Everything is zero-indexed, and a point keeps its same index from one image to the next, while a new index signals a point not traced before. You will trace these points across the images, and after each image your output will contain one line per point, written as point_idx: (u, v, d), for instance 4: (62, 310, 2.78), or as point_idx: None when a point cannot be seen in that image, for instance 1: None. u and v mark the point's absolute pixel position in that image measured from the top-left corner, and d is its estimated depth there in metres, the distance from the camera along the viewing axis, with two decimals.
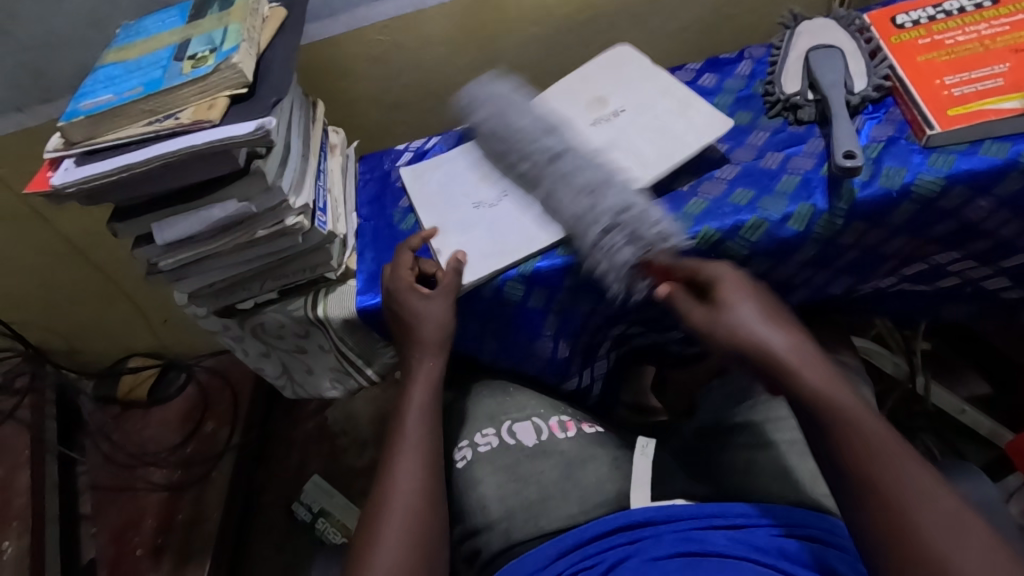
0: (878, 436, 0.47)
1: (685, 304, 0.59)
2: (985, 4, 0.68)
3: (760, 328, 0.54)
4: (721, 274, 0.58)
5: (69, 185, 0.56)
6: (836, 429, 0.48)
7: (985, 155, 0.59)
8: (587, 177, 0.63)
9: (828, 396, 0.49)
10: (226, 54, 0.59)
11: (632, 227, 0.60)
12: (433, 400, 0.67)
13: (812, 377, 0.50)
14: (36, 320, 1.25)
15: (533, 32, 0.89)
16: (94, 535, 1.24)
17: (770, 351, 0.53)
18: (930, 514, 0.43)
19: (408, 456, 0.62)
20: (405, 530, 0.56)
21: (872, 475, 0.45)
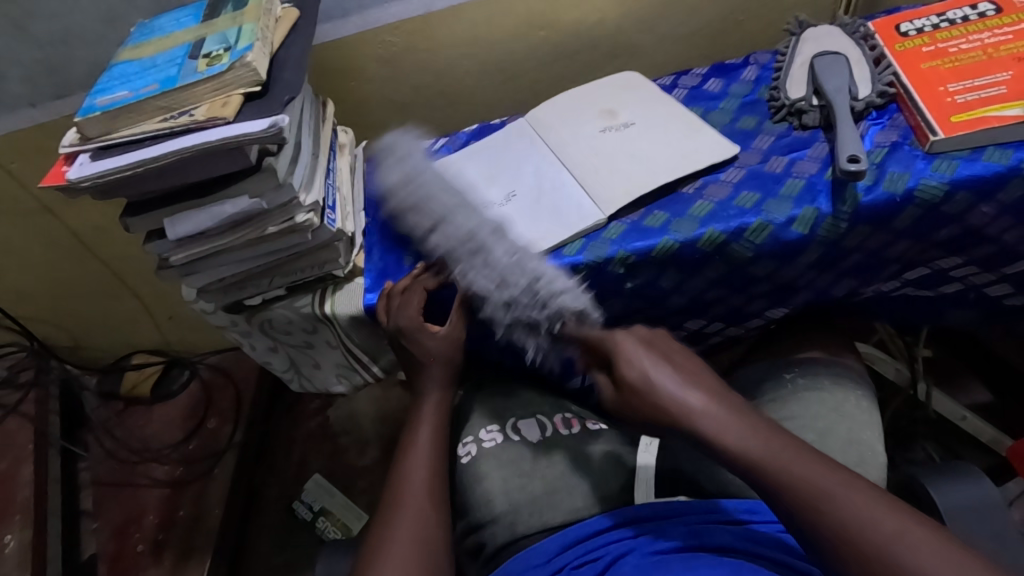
0: (809, 470, 0.49)
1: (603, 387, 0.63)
2: (989, 13, 0.69)
3: (675, 391, 0.57)
4: (619, 343, 0.62)
5: (84, 179, 0.57)
6: (769, 476, 0.50)
7: (988, 161, 0.60)
8: (497, 263, 0.67)
9: (747, 447, 0.52)
10: (240, 52, 0.60)
11: (525, 304, 0.66)
12: (443, 405, 0.72)
13: (729, 436, 0.53)
14: (42, 315, 1.26)
15: (541, 36, 0.90)
16: (95, 530, 1.24)
17: (690, 417, 0.55)
18: (882, 533, 0.45)
19: (420, 455, 0.67)
20: (418, 521, 0.61)
21: (814, 507, 0.48)
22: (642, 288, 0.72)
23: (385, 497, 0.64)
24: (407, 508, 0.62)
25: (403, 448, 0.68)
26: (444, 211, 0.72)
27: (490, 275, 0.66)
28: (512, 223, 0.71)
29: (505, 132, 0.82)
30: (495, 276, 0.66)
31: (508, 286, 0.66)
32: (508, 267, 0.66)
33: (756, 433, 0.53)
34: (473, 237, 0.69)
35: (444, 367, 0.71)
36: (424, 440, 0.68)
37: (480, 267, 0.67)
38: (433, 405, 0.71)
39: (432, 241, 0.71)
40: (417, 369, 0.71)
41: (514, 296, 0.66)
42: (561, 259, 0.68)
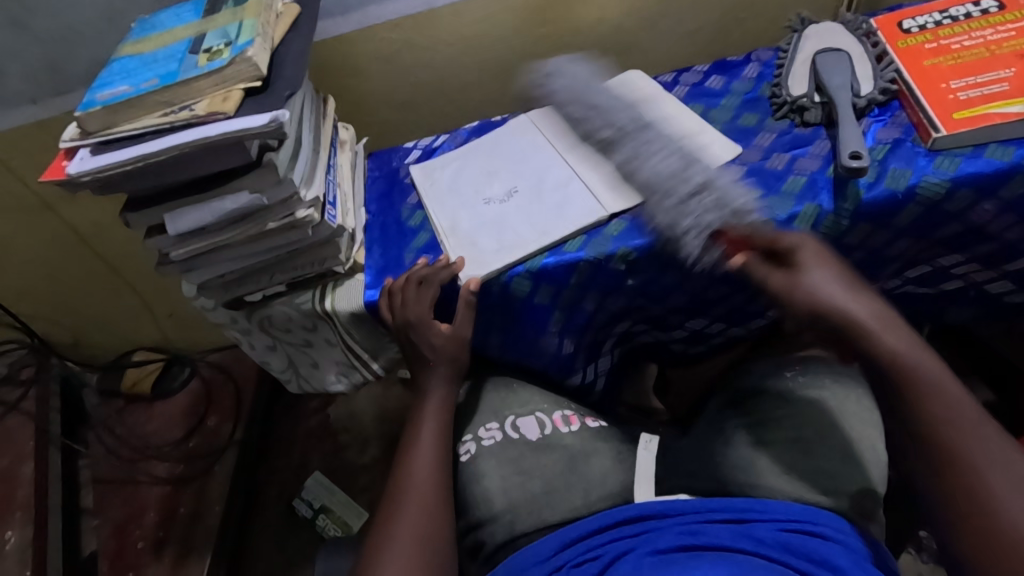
0: (962, 408, 0.51)
1: (765, 272, 0.59)
2: (991, 10, 0.69)
3: (839, 296, 0.55)
4: (802, 241, 0.59)
5: (85, 173, 0.57)
6: (917, 397, 0.52)
7: (989, 159, 0.60)
8: (676, 150, 0.67)
9: (907, 354, 0.53)
10: (241, 47, 0.60)
11: (716, 195, 0.61)
12: (446, 403, 0.71)
13: (895, 344, 0.53)
14: (43, 312, 1.26)
15: (542, 33, 0.90)
16: (96, 528, 1.24)
17: (846, 311, 0.55)
18: (1004, 479, 0.48)
19: (422, 452, 0.66)
20: (418, 520, 0.61)
21: (944, 433, 0.50)
22: (643, 286, 0.72)
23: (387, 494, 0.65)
24: (407, 507, 0.62)
25: (405, 445, 0.68)
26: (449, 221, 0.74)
27: (663, 159, 0.65)
28: (513, 219, 0.71)
29: (507, 129, 0.82)
30: (670, 160, 0.65)
31: (689, 167, 0.64)
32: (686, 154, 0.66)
33: (910, 344, 0.53)
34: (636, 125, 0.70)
35: (449, 366, 0.70)
36: (428, 436, 0.68)
37: (656, 148, 0.67)
38: (435, 402, 0.70)
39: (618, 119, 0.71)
40: (420, 369, 0.71)
41: (688, 179, 0.63)
42: (561, 256, 0.68)
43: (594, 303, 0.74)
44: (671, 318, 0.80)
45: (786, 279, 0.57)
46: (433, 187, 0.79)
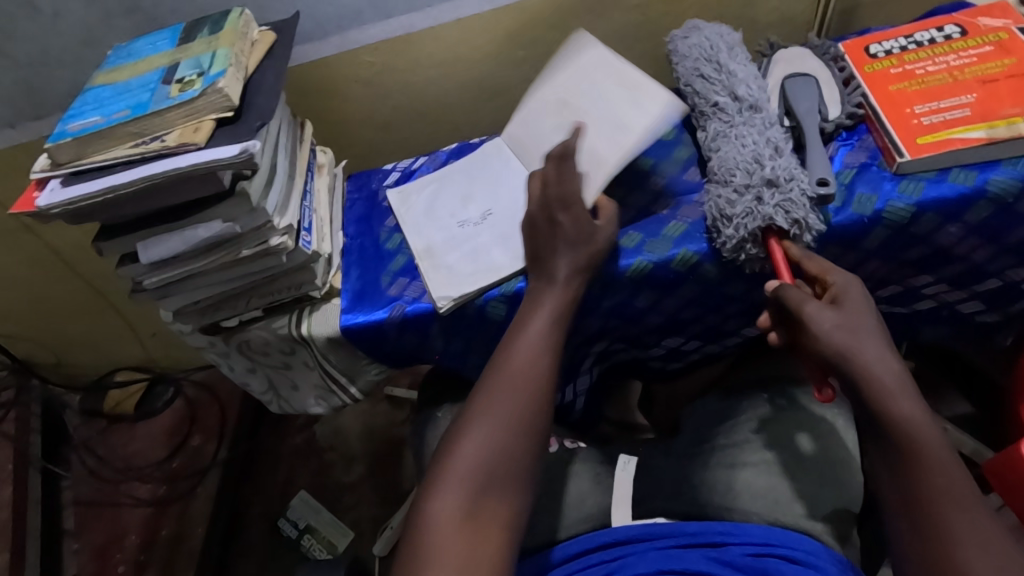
0: (958, 488, 0.48)
1: (794, 294, 0.57)
2: (955, 35, 0.71)
3: (866, 344, 0.53)
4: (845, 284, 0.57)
5: (56, 205, 0.57)
6: (918, 480, 0.49)
7: (953, 183, 0.61)
8: (773, 138, 0.68)
9: (916, 421, 0.50)
10: (212, 78, 0.60)
11: (782, 195, 0.62)
12: (554, 334, 0.61)
13: (901, 407, 0.51)
14: (24, 333, 1.25)
15: (519, 56, 0.91)
16: (76, 551, 1.23)
17: (862, 362, 0.52)
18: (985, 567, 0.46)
19: (517, 389, 0.58)
20: (486, 457, 0.54)
21: (943, 517, 0.48)
22: (617, 308, 0.72)
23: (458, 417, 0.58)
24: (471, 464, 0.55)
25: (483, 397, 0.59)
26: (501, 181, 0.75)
27: (750, 148, 0.67)
28: (487, 243, 0.72)
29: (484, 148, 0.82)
30: (758, 151, 0.66)
31: (774, 159, 0.65)
32: (778, 144, 0.67)
33: (924, 421, 0.50)
34: (753, 116, 0.71)
35: None
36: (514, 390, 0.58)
37: (748, 133, 0.69)
38: (542, 330, 0.61)
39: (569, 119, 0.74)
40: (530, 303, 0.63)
41: (772, 167, 0.64)
42: None
43: (571, 325, 0.74)
44: (648, 339, 0.81)
45: (828, 308, 0.55)
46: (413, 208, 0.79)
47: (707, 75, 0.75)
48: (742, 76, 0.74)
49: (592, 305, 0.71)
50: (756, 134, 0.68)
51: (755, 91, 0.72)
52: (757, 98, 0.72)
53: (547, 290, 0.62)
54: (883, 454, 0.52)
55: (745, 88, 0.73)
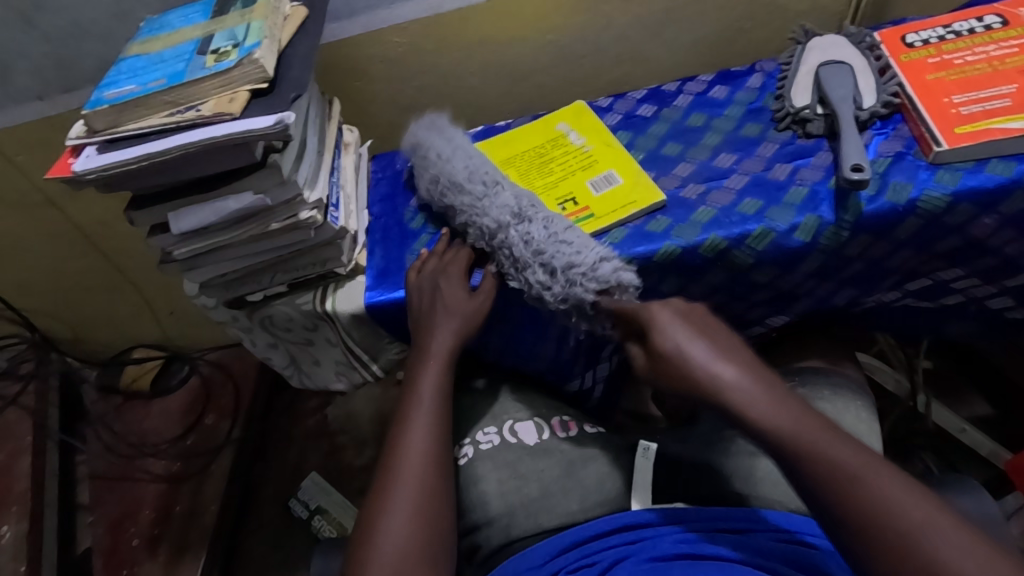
0: (848, 458, 0.46)
1: (639, 355, 0.58)
2: (995, 26, 0.70)
3: (698, 347, 0.53)
4: (654, 315, 0.57)
5: (90, 171, 0.57)
6: (817, 467, 0.46)
7: (990, 173, 0.60)
8: (536, 245, 0.64)
9: (778, 425, 0.49)
10: (248, 49, 0.60)
11: (574, 275, 0.62)
12: (445, 376, 0.66)
13: (762, 409, 0.49)
14: (44, 307, 1.26)
15: (546, 40, 0.90)
16: (90, 524, 1.24)
17: (721, 390, 0.51)
18: (917, 520, 0.43)
19: (419, 424, 0.63)
20: (413, 498, 0.58)
21: (857, 498, 0.45)
22: (644, 293, 0.72)
23: (384, 457, 0.62)
24: (403, 486, 0.59)
25: (398, 424, 0.64)
26: (468, 180, 0.71)
27: (523, 270, 0.65)
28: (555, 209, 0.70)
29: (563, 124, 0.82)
30: (527, 272, 0.64)
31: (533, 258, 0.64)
32: (542, 250, 0.64)
33: (794, 416, 0.49)
34: (519, 212, 0.67)
35: (445, 365, 0.67)
36: (427, 405, 0.64)
37: (520, 250, 0.64)
38: (433, 377, 0.65)
39: (465, 195, 0.70)
40: (421, 325, 0.68)
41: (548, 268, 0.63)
42: None
43: None
44: None
45: (678, 337, 0.54)
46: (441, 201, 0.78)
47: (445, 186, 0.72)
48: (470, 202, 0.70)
49: None
50: (530, 254, 0.64)
51: (475, 189, 0.69)
52: (479, 194, 0.69)
53: (437, 320, 0.67)
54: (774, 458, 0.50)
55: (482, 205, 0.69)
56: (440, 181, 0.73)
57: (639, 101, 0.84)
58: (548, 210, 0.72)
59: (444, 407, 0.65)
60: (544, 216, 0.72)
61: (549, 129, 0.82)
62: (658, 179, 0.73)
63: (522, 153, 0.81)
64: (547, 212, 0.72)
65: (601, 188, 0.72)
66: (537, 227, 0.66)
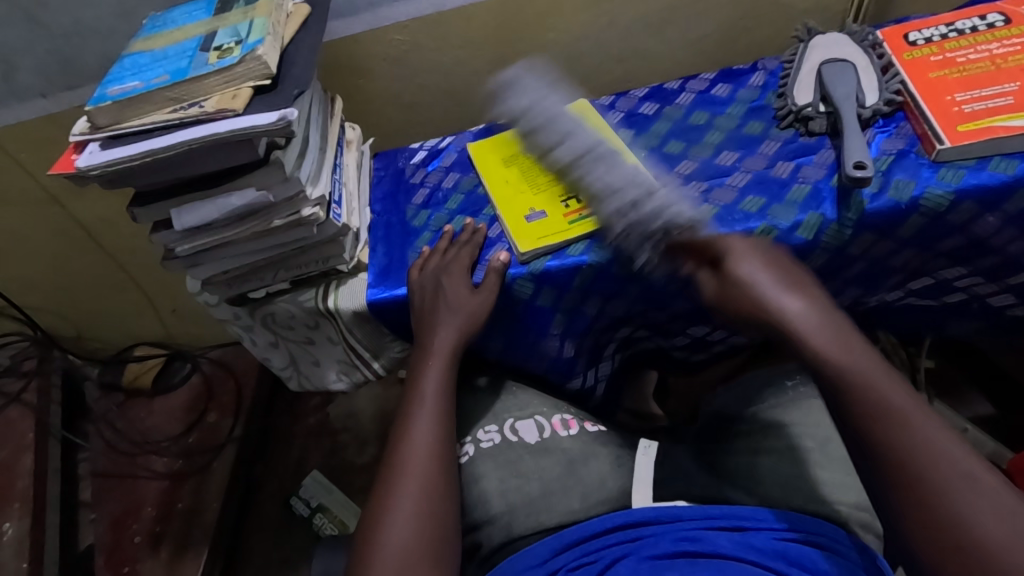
0: (898, 399, 0.48)
1: (705, 280, 0.61)
2: (998, 24, 0.69)
3: (773, 290, 0.57)
4: (732, 247, 0.60)
5: (94, 167, 0.58)
6: (873, 399, 0.49)
7: (993, 171, 0.60)
8: (608, 180, 0.66)
9: (851, 360, 0.51)
10: (251, 46, 0.60)
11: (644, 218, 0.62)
12: (448, 374, 0.67)
13: (827, 346, 0.52)
14: (47, 304, 1.26)
15: (549, 39, 0.90)
16: (92, 521, 1.24)
17: (787, 318, 0.55)
18: (959, 474, 0.44)
19: (423, 422, 0.63)
20: (418, 494, 0.58)
21: (886, 427, 0.47)
22: (645, 292, 0.72)
23: (388, 453, 0.62)
24: (408, 482, 0.59)
25: (402, 421, 0.64)
26: (570, 128, 0.72)
27: (612, 186, 0.65)
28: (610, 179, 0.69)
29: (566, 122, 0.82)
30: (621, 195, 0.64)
31: (616, 196, 0.65)
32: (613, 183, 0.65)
33: (855, 349, 0.52)
34: (593, 150, 0.69)
35: (448, 362, 0.67)
36: (430, 402, 0.65)
37: (608, 170, 0.67)
38: (437, 375, 0.66)
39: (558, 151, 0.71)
40: (424, 324, 0.68)
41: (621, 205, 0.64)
42: (564, 259, 0.68)
43: (596, 307, 0.74)
44: (672, 325, 0.81)
45: (755, 272, 0.58)
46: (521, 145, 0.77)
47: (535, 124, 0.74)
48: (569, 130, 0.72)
49: (620, 286, 0.71)
50: (625, 179, 0.66)
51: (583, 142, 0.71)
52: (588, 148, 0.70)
53: (439, 318, 0.67)
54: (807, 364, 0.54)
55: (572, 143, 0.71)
56: (551, 121, 0.73)
57: (641, 100, 0.84)
58: (551, 207, 0.72)
59: (448, 404, 0.65)
60: (547, 213, 0.72)
61: None
62: (660, 178, 0.73)
63: (524, 151, 0.81)
64: (550, 209, 0.72)
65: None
66: (598, 169, 0.68)
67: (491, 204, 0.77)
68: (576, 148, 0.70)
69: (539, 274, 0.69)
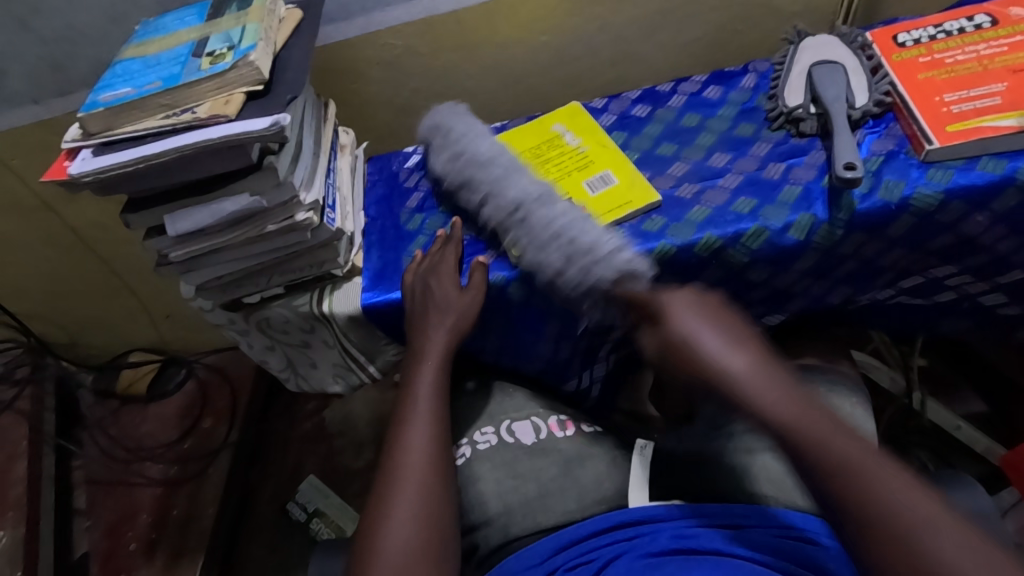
0: (858, 455, 0.46)
1: (647, 337, 0.58)
2: (985, 25, 0.70)
3: (708, 337, 0.53)
4: (668, 302, 0.57)
5: (87, 174, 0.58)
6: (829, 465, 0.46)
7: (982, 171, 0.61)
8: (554, 231, 0.63)
9: (798, 422, 0.48)
10: (243, 52, 0.60)
11: (586, 272, 0.62)
12: (442, 375, 0.67)
13: (773, 406, 0.49)
14: (39, 311, 1.25)
15: (542, 42, 0.91)
16: (87, 529, 1.24)
17: (729, 377, 0.51)
18: (933, 528, 0.42)
19: (418, 423, 0.63)
20: (414, 497, 0.58)
21: (852, 485, 0.45)
22: None
23: (383, 457, 0.63)
24: (402, 488, 0.59)
25: (397, 425, 0.64)
26: (490, 184, 0.70)
27: (541, 247, 0.64)
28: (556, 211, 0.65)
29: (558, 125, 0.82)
30: (546, 247, 0.64)
31: (547, 262, 0.64)
32: (554, 228, 0.63)
33: (803, 408, 0.49)
34: (518, 206, 0.67)
35: (442, 365, 0.67)
36: (424, 404, 0.65)
37: (533, 228, 0.65)
38: (429, 376, 0.66)
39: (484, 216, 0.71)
40: (416, 326, 0.68)
41: (556, 258, 0.63)
42: None
43: (591, 309, 0.74)
44: None
45: (697, 330, 0.54)
46: (452, 195, 0.78)
47: (462, 172, 0.73)
48: (484, 183, 0.71)
49: None
50: (550, 225, 0.64)
51: (511, 197, 0.67)
52: (518, 200, 0.67)
53: (431, 320, 0.67)
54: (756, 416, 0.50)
55: (496, 203, 0.69)
56: (470, 182, 0.73)
57: (634, 102, 0.84)
58: None
59: (442, 405, 0.65)
60: None
61: (544, 130, 0.83)
62: (653, 179, 0.73)
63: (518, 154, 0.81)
64: None
65: (597, 189, 0.72)
66: (526, 227, 0.66)
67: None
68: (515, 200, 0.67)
69: (532, 277, 0.69)
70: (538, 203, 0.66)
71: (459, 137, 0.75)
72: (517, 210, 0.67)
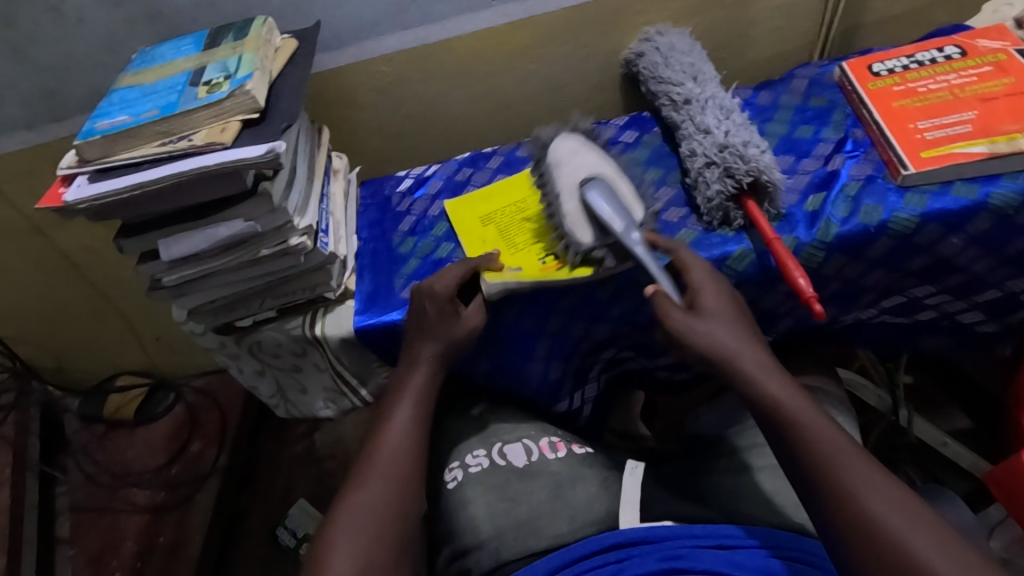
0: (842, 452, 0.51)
1: (665, 303, 0.60)
2: (954, 56, 0.73)
3: (724, 335, 0.58)
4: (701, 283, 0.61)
5: (81, 201, 0.58)
6: (814, 454, 0.51)
7: (956, 196, 0.63)
8: (702, 122, 0.75)
9: (792, 404, 0.54)
10: (240, 81, 0.62)
11: (725, 163, 0.68)
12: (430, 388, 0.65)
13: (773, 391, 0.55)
14: (26, 334, 1.24)
15: (531, 70, 0.93)
16: (70, 557, 1.21)
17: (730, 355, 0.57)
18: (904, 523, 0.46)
19: (391, 437, 0.61)
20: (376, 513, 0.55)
21: (842, 488, 0.49)
22: (628, 315, 0.75)
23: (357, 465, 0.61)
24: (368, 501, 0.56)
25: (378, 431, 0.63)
26: (684, 75, 0.81)
27: (707, 134, 0.73)
28: (711, 118, 0.75)
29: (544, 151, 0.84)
30: (714, 134, 0.72)
31: (704, 141, 0.72)
32: (707, 124, 0.74)
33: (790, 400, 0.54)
34: (688, 99, 0.79)
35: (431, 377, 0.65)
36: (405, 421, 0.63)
37: (707, 121, 0.74)
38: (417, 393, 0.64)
39: (672, 95, 0.81)
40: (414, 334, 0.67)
41: (703, 152, 0.71)
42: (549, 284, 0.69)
43: (582, 330, 0.77)
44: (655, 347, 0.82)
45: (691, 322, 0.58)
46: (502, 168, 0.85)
47: (671, 68, 0.83)
48: (674, 78, 0.81)
49: (603, 309, 0.74)
50: (728, 125, 0.73)
51: (687, 88, 0.80)
52: (692, 93, 0.79)
53: (428, 329, 0.66)
54: (779, 447, 0.54)
55: (678, 89, 0.80)
56: (667, 66, 0.84)
57: (621, 128, 0.86)
58: (527, 264, 0.72)
59: (423, 427, 0.63)
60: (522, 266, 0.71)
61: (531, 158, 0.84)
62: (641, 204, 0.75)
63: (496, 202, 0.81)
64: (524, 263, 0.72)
65: None
66: (707, 115, 0.75)
67: (472, 239, 0.78)
68: (680, 94, 0.80)
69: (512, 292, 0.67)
70: (737, 114, 0.75)
71: (666, 52, 0.85)
72: (685, 102, 0.79)
